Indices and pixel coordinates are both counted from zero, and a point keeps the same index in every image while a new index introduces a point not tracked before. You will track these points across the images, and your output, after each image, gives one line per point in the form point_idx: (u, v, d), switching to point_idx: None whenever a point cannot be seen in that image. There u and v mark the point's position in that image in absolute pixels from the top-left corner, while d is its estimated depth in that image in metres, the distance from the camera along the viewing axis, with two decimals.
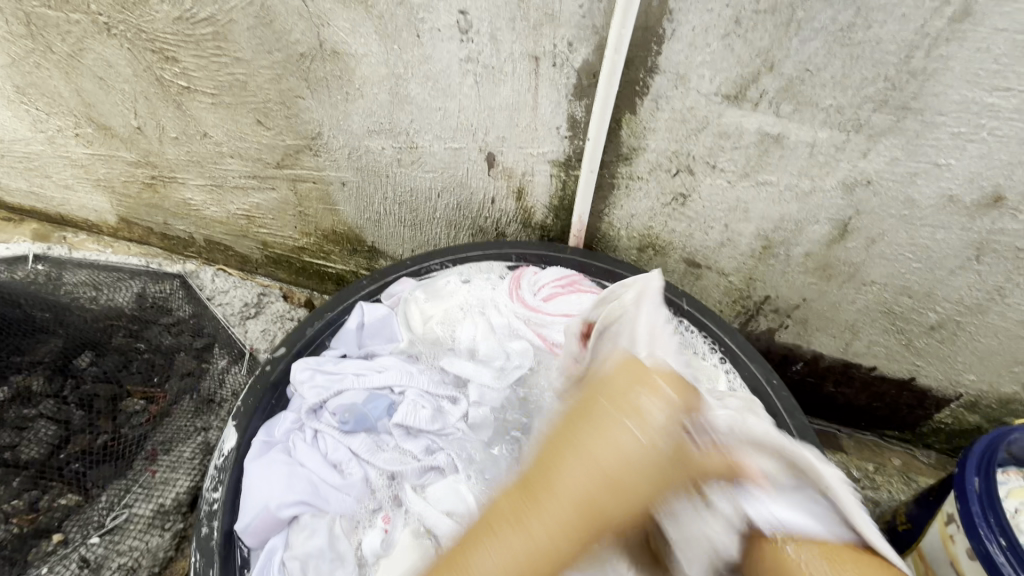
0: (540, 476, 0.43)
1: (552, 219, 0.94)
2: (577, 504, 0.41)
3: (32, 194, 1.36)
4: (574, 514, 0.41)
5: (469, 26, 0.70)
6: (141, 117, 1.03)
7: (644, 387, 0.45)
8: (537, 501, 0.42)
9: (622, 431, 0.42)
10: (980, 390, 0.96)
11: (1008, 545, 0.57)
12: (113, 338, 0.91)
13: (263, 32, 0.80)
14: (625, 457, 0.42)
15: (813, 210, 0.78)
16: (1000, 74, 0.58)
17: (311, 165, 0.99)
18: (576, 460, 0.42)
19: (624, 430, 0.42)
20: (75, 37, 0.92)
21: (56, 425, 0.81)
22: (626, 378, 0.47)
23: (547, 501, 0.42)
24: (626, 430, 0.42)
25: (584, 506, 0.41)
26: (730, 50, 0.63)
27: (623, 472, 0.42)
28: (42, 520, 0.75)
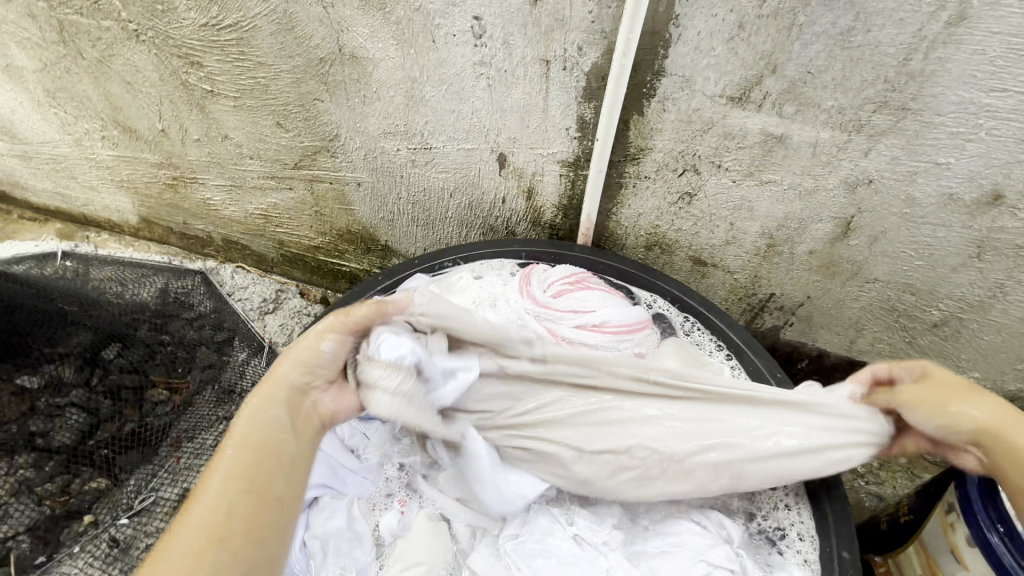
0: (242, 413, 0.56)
1: (561, 218, 0.96)
2: (256, 427, 0.55)
3: (58, 195, 1.40)
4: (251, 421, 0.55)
5: (483, 31, 0.73)
6: (166, 120, 1.07)
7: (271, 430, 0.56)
8: (222, 447, 0.53)
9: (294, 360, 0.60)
10: (984, 388, 0.97)
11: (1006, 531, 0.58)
12: (138, 331, 0.95)
13: (285, 38, 0.83)
14: (262, 403, 0.57)
15: (817, 208, 0.80)
16: (996, 75, 0.60)
17: (328, 165, 1.03)
18: (264, 393, 0.58)
19: (287, 366, 0.60)
20: (105, 44, 0.96)
21: (86, 414, 0.82)
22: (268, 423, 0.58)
23: (224, 450, 0.53)
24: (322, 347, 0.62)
25: (244, 453, 0.53)
26: (734, 53, 0.66)
27: (305, 362, 0.61)
28: (73, 502, 0.78)
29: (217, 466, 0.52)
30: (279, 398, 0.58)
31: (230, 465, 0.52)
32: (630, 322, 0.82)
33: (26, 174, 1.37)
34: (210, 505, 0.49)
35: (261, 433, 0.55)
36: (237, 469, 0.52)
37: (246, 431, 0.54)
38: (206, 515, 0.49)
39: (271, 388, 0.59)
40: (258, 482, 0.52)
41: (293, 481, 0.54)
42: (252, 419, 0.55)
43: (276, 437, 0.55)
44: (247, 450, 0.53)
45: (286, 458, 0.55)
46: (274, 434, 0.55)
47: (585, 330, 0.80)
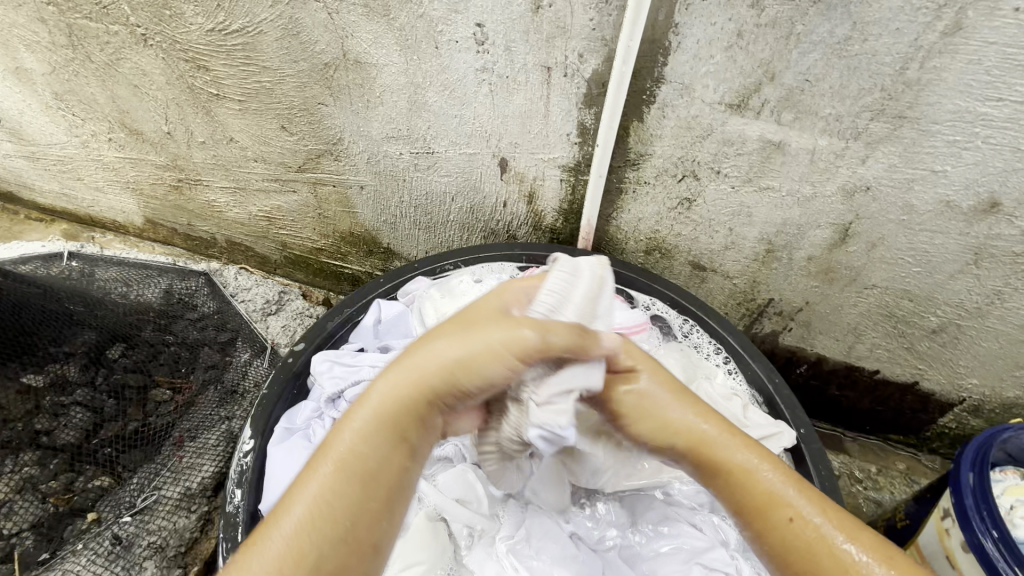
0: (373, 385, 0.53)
1: (562, 222, 0.97)
2: (380, 410, 0.51)
3: (64, 196, 1.42)
4: (377, 414, 0.51)
5: (485, 38, 0.74)
6: (172, 123, 1.08)
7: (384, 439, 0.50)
8: (351, 415, 0.51)
9: (452, 343, 0.51)
10: (982, 394, 0.97)
11: (1000, 537, 0.59)
12: (143, 331, 0.95)
13: (291, 43, 0.85)
14: (397, 395, 0.51)
15: (815, 214, 0.80)
16: (992, 84, 0.60)
17: (332, 169, 1.04)
18: (392, 377, 0.52)
19: (424, 352, 0.52)
20: (113, 47, 0.97)
21: (89, 412, 0.84)
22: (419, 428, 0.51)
23: (348, 415, 0.52)
24: (472, 337, 0.51)
25: (338, 467, 0.49)
26: (733, 61, 0.67)
27: (459, 359, 0.50)
28: (77, 500, 0.80)
29: (340, 426, 0.51)
30: (410, 394, 0.51)
31: (348, 441, 0.50)
32: (628, 325, 0.84)
33: (33, 175, 1.39)
34: (311, 492, 0.48)
35: (368, 458, 0.49)
36: (354, 463, 0.49)
37: (369, 420, 0.50)
38: (301, 523, 0.47)
39: (403, 398, 0.51)
40: (363, 478, 0.49)
41: (399, 484, 0.50)
42: (377, 398, 0.51)
43: (398, 433, 0.50)
44: (368, 439, 0.50)
45: (407, 448, 0.51)
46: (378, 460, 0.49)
47: None
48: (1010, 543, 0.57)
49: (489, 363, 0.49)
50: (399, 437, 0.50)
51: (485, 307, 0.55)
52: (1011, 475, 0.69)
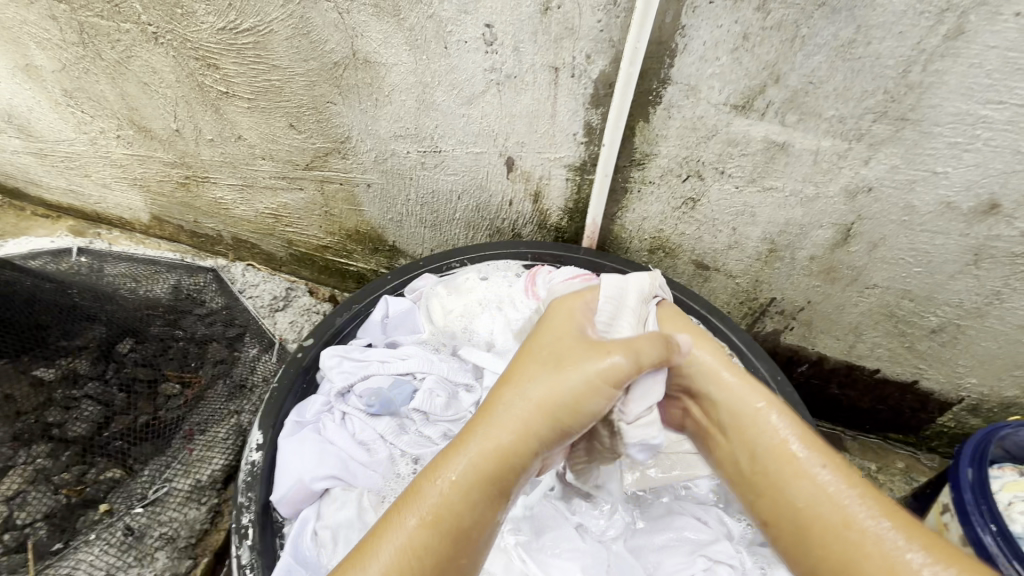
0: (470, 430, 0.53)
1: (567, 221, 0.98)
2: (481, 459, 0.51)
3: (71, 192, 1.43)
4: (479, 462, 0.51)
5: (494, 38, 0.75)
6: (181, 120, 1.09)
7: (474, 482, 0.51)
8: (452, 460, 0.52)
9: (545, 379, 0.55)
10: (981, 393, 0.98)
11: (998, 531, 0.60)
12: (152, 326, 0.96)
13: (301, 42, 0.86)
14: (501, 445, 0.52)
15: (818, 215, 0.82)
16: (993, 87, 0.61)
17: (339, 167, 1.05)
18: (491, 424, 0.53)
19: (516, 396, 0.55)
20: (124, 45, 0.98)
21: (100, 406, 0.85)
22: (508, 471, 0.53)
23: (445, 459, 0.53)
24: (564, 376, 0.54)
25: (438, 516, 0.49)
26: (738, 63, 0.68)
27: (554, 400, 0.53)
28: (89, 491, 0.81)
29: (433, 476, 0.52)
30: (513, 439, 0.52)
31: (446, 487, 0.51)
32: None
33: (40, 171, 1.39)
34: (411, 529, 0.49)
35: (461, 497, 0.50)
36: (459, 498, 0.50)
37: (472, 464, 0.51)
38: (392, 561, 0.47)
39: (503, 439, 0.52)
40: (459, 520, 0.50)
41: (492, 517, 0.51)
42: (479, 443, 0.52)
43: (498, 474, 0.51)
44: (473, 485, 0.50)
45: (500, 485, 0.51)
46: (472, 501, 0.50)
47: None
48: (1007, 536, 0.59)
49: (588, 399, 0.53)
50: (497, 482, 0.51)
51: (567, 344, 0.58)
52: (1009, 471, 0.70)
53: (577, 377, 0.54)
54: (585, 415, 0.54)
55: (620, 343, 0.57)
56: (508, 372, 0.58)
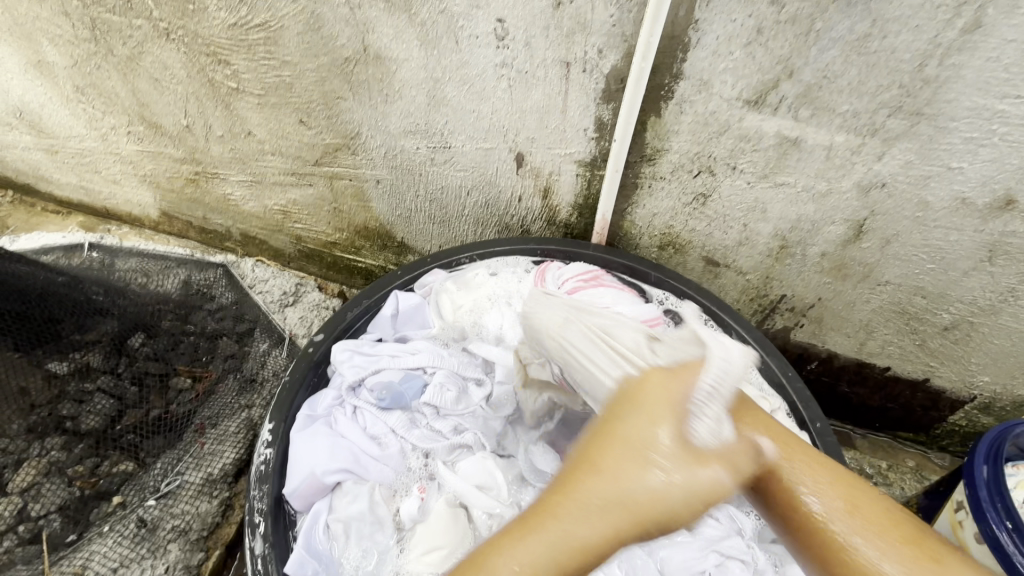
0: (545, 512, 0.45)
1: (576, 217, 0.98)
2: (560, 551, 0.43)
3: (81, 188, 1.44)
4: (561, 556, 0.43)
5: (506, 33, 0.75)
6: (191, 116, 1.10)
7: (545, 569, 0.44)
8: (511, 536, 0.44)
9: (646, 481, 0.47)
10: (994, 392, 0.97)
11: (1014, 527, 0.59)
12: (163, 321, 0.97)
13: (311, 37, 0.86)
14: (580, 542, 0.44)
15: (830, 211, 0.81)
16: (1011, 81, 0.61)
17: (348, 163, 1.05)
18: (575, 517, 0.45)
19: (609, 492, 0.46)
20: (136, 41, 0.99)
21: (112, 400, 0.87)
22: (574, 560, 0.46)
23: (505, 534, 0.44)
24: (658, 473, 0.47)
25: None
26: (752, 57, 0.68)
27: (652, 510, 0.46)
28: (102, 484, 0.82)
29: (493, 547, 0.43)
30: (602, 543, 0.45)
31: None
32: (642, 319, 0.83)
33: (51, 167, 1.40)
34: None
35: None
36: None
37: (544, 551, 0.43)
38: None
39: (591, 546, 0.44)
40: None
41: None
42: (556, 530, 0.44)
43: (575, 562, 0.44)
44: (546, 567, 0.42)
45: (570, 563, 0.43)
46: None
47: None
48: None
49: (684, 513, 0.47)
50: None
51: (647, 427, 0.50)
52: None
53: (677, 476, 0.48)
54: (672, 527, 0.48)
55: (717, 454, 0.51)
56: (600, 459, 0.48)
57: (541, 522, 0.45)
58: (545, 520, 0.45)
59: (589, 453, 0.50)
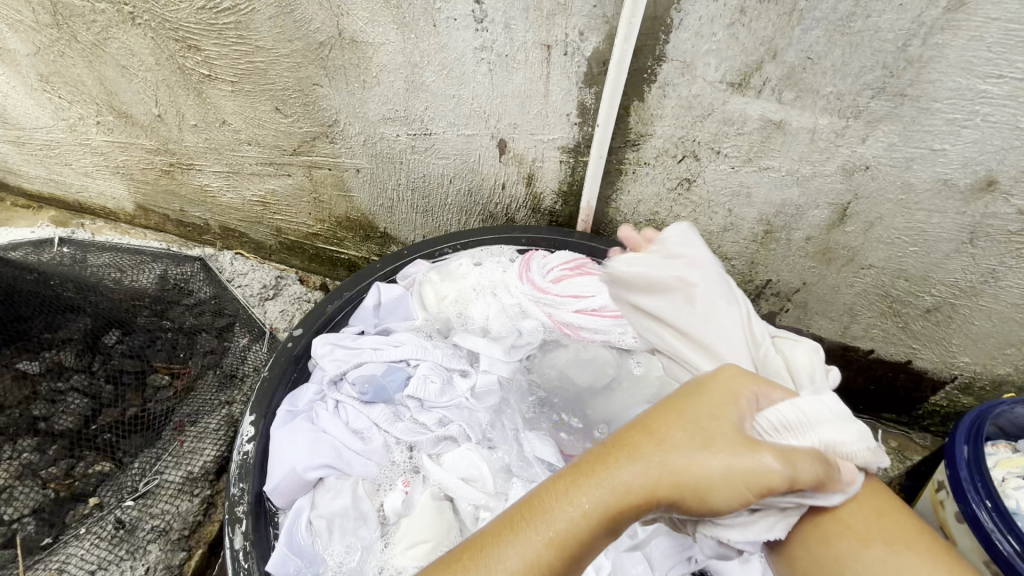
0: (529, 515, 0.45)
1: (561, 205, 0.97)
2: (549, 537, 0.44)
3: (51, 181, 1.39)
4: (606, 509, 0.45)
5: (484, 15, 0.73)
6: (162, 105, 1.06)
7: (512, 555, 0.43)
8: (521, 533, 0.45)
9: (688, 449, 0.46)
10: (974, 372, 0.99)
11: (994, 507, 0.60)
12: (139, 317, 0.94)
13: (284, 22, 0.83)
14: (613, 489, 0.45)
15: (814, 194, 0.81)
16: (993, 61, 0.60)
17: (327, 151, 1.03)
18: (555, 508, 0.45)
19: (573, 503, 0.45)
20: (100, 27, 0.95)
21: (86, 399, 0.85)
22: (544, 511, 0.45)
23: (527, 528, 0.45)
24: (709, 455, 0.45)
25: (557, 544, 0.44)
26: (735, 38, 0.66)
27: (632, 496, 0.45)
28: (78, 485, 0.80)
29: (519, 546, 0.44)
30: (640, 496, 0.45)
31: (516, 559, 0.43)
32: None
33: (18, 159, 1.35)
34: None
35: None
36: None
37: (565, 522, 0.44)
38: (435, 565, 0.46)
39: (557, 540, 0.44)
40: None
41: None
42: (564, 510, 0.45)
43: (589, 533, 0.45)
44: (556, 552, 0.44)
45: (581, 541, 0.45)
46: None
47: (583, 314, 0.83)
48: (1004, 513, 0.59)
49: (723, 493, 0.45)
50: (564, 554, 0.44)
51: (713, 410, 0.48)
52: (1001, 448, 0.71)
53: (727, 458, 0.45)
54: (715, 505, 0.46)
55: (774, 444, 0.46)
56: (645, 419, 0.49)
57: (528, 517, 0.46)
58: (537, 516, 0.45)
59: (650, 420, 0.49)
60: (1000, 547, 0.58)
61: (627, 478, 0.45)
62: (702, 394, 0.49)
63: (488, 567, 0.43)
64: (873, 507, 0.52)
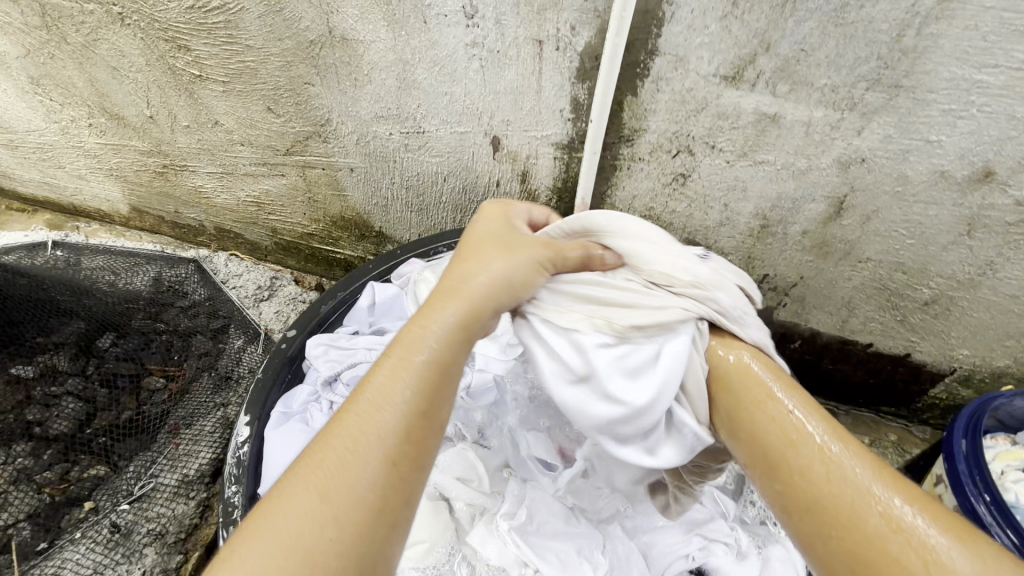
0: (383, 356, 0.44)
1: (556, 201, 0.96)
2: (411, 366, 0.43)
3: (45, 185, 1.39)
4: (461, 322, 0.46)
5: (475, 11, 0.72)
6: (154, 106, 1.05)
7: (380, 388, 0.41)
8: (387, 365, 0.43)
9: (521, 257, 0.52)
10: (973, 365, 0.98)
11: (992, 501, 0.59)
12: (133, 320, 0.95)
13: (273, 20, 0.82)
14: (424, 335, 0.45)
15: (810, 187, 0.80)
16: (988, 51, 0.60)
17: (320, 151, 1.02)
18: (415, 339, 0.44)
19: (430, 328, 0.45)
20: (90, 28, 0.94)
21: (81, 403, 0.86)
22: (408, 344, 0.44)
23: (389, 358, 0.44)
24: (529, 254, 0.53)
25: (422, 366, 0.43)
26: (727, 31, 0.66)
27: (481, 310, 0.47)
28: (73, 489, 0.81)
29: (401, 376, 0.42)
30: (491, 305, 0.48)
31: (383, 398, 0.41)
32: None
33: (12, 163, 1.35)
34: (363, 410, 0.40)
35: (366, 414, 0.40)
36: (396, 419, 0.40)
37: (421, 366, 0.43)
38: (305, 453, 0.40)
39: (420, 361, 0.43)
40: (418, 430, 0.41)
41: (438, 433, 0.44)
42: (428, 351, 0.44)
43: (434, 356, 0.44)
44: (419, 377, 0.42)
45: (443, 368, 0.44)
46: (378, 413, 0.40)
47: None
48: (1001, 506, 0.58)
49: (533, 272, 0.52)
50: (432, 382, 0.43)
51: (497, 228, 0.56)
52: (1000, 441, 0.71)
53: (547, 254, 0.54)
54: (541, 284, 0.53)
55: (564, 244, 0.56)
56: (459, 258, 0.52)
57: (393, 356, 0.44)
58: (397, 352, 0.44)
59: (467, 247, 0.54)
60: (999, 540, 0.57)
61: (480, 289, 0.48)
62: (476, 225, 0.57)
63: (361, 409, 0.41)
64: (872, 457, 0.43)
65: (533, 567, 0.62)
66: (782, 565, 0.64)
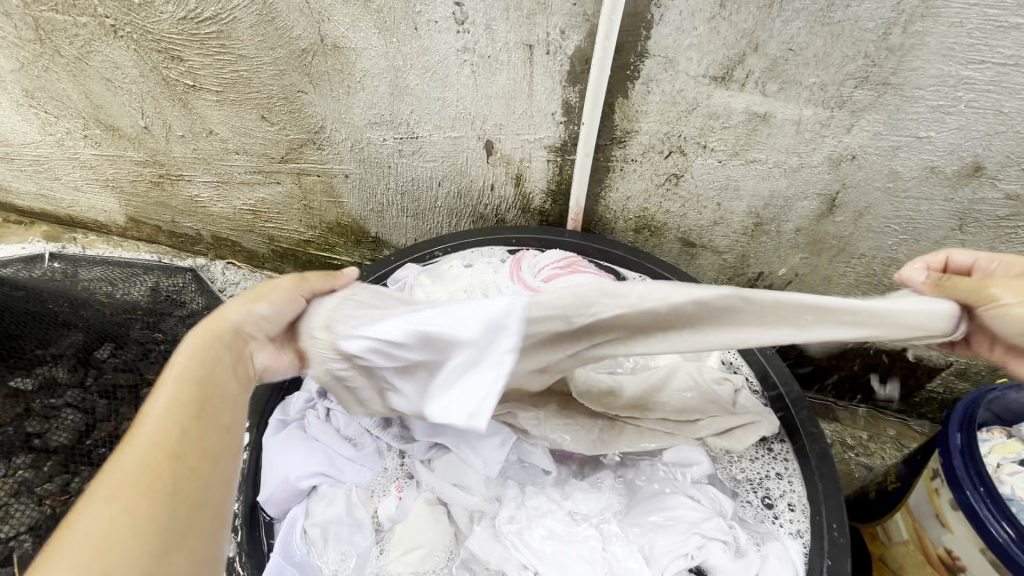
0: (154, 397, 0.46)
1: (550, 203, 0.97)
2: (178, 395, 0.46)
3: (42, 197, 1.39)
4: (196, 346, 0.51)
5: (465, 17, 0.73)
6: (149, 117, 1.06)
7: (159, 415, 0.45)
8: (173, 396, 0.46)
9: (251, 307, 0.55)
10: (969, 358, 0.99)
11: (987, 493, 0.59)
12: (132, 329, 0.93)
13: (265, 29, 0.83)
14: (197, 366, 0.49)
15: (802, 185, 0.80)
16: (974, 47, 0.60)
17: (315, 158, 1.02)
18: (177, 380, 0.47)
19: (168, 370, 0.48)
20: (83, 40, 0.94)
21: (80, 414, 0.85)
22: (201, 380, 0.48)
23: (162, 382, 0.47)
24: (258, 306, 0.55)
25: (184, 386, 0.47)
26: (716, 32, 0.66)
27: (215, 331, 0.52)
28: (73, 501, 0.80)
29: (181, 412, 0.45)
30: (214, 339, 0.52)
31: (157, 422, 0.44)
32: None
33: (8, 176, 1.35)
34: (147, 432, 0.43)
35: (151, 441, 0.43)
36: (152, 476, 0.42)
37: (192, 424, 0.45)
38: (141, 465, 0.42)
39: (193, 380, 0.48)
40: (195, 450, 0.45)
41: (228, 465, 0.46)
42: (170, 426, 0.44)
43: (215, 385, 0.49)
44: (185, 405, 0.46)
45: (228, 398, 0.49)
46: (161, 437, 0.43)
47: None
48: (997, 499, 0.58)
49: (280, 299, 0.56)
50: (208, 403, 0.47)
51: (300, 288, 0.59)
52: (996, 434, 0.71)
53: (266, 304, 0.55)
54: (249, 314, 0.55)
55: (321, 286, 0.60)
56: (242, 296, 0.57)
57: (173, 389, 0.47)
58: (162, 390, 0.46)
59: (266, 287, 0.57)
60: (996, 534, 0.58)
61: (250, 319, 0.54)
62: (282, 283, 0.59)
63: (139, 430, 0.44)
64: None
65: (534, 568, 0.62)
66: (780, 562, 0.64)
